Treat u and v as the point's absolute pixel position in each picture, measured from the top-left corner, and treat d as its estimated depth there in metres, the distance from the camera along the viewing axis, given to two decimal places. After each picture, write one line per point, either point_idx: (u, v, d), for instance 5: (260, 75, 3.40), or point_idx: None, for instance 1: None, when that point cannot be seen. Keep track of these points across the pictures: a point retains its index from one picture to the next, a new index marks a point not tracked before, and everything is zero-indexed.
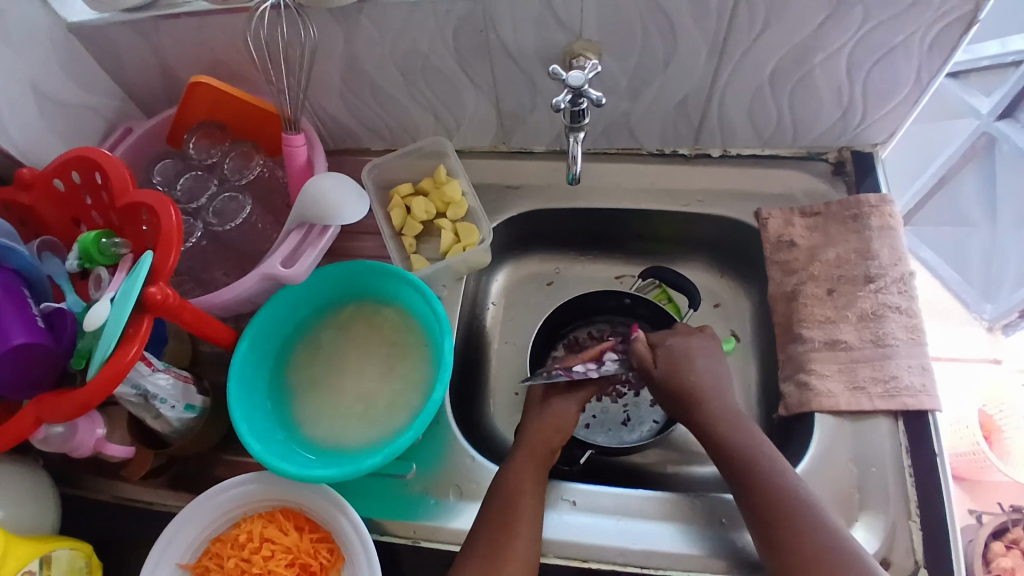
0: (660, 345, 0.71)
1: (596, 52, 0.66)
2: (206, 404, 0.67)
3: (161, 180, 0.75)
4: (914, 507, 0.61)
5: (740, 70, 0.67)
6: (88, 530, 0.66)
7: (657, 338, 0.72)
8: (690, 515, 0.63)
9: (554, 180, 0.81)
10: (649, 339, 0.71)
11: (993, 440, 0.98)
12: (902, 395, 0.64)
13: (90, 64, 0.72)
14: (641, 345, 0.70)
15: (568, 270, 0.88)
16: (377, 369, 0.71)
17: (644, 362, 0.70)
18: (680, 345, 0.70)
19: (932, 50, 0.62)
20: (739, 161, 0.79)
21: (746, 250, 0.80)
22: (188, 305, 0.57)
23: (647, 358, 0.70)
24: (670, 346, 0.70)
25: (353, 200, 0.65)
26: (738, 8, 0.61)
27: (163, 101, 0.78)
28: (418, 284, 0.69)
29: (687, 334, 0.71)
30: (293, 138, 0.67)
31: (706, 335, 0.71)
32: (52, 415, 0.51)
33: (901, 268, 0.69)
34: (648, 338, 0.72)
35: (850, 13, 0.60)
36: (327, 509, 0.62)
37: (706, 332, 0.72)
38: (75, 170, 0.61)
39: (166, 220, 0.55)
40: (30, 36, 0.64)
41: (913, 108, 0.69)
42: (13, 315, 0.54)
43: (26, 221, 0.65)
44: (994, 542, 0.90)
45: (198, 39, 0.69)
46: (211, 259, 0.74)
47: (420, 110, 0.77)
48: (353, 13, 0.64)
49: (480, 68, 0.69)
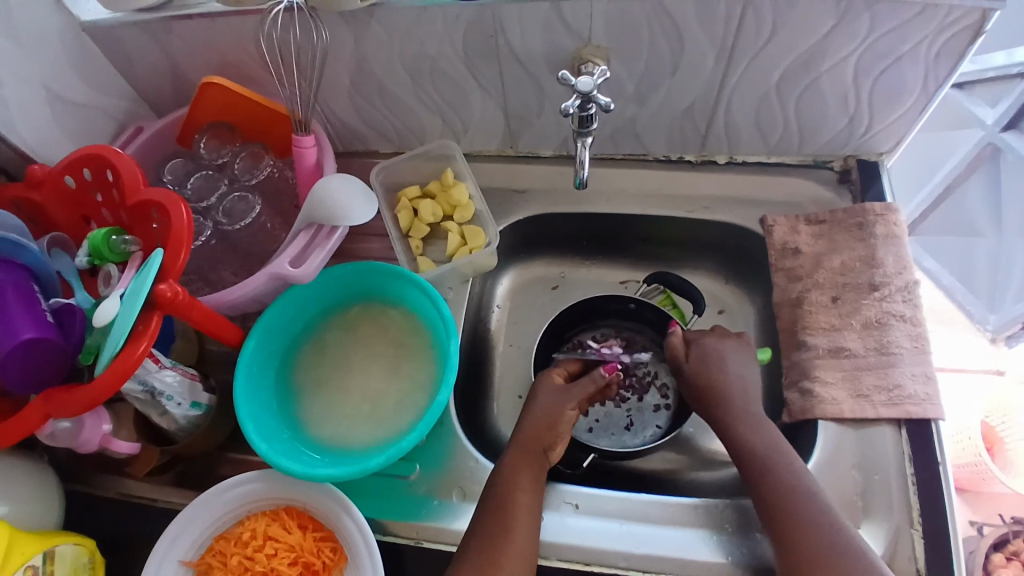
0: (694, 341, 0.72)
1: (604, 57, 0.67)
2: (212, 403, 0.68)
3: (171, 178, 0.75)
4: (917, 515, 0.61)
5: (747, 77, 0.68)
6: (93, 527, 0.66)
7: (692, 335, 0.73)
8: (693, 520, 0.63)
9: (561, 184, 0.82)
10: (684, 335, 0.73)
11: (994, 451, 0.99)
12: (906, 403, 0.65)
13: (102, 63, 0.72)
14: (675, 339, 0.73)
15: (573, 274, 0.88)
16: (383, 369, 0.71)
17: (677, 355, 0.72)
18: (712, 344, 0.71)
19: (938, 59, 0.63)
20: (744, 169, 0.79)
21: (750, 256, 0.81)
22: (197, 303, 0.58)
23: (681, 351, 0.72)
24: (703, 345, 0.72)
25: (361, 202, 0.66)
26: (745, 15, 0.61)
27: (172, 101, 0.79)
28: (424, 286, 0.70)
29: (721, 334, 0.72)
30: (304, 139, 0.68)
31: (740, 339, 0.72)
32: (60, 410, 0.51)
33: (905, 276, 0.70)
34: (684, 334, 0.74)
35: (858, 21, 0.60)
36: (331, 508, 0.62)
37: (743, 338, 0.72)
38: (85, 168, 0.62)
39: (176, 219, 0.55)
40: (43, 35, 0.65)
41: (919, 117, 0.69)
42: (22, 310, 0.55)
43: (36, 219, 0.66)
44: (995, 553, 0.90)
45: (209, 40, 0.70)
46: (219, 258, 0.74)
47: (428, 114, 0.77)
48: (364, 16, 0.64)
49: (489, 72, 0.70)
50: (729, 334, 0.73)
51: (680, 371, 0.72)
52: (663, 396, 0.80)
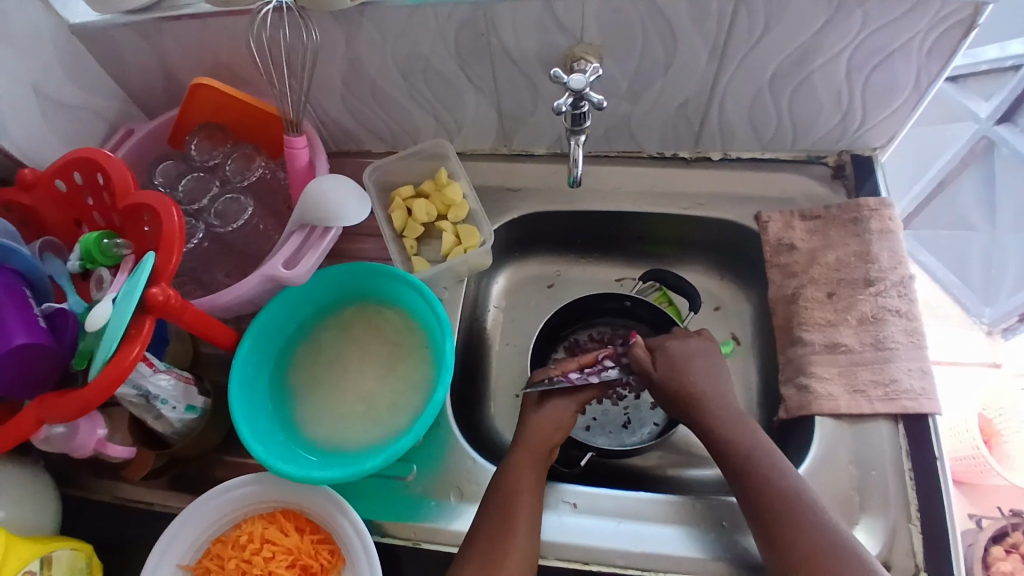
0: (659, 349, 0.71)
1: (596, 55, 0.66)
2: (207, 405, 0.67)
3: (163, 181, 0.75)
4: (914, 510, 0.61)
5: (740, 74, 0.67)
6: (89, 531, 0.66)
7: (655, 342, 0.72)
8: (690, 518, 0.63)
9: (555, 182, 0.82)
10: (647, 344, 0.72)
11: (992, 444, 0.98)
12: (902, 398, 0.65)
13: (92, 64, 0.72)
14: (640, 350, 0.70)
15: (568, 272, 0.88)
16: (378, 369, 0.71)
17: (644, 367, 0.70)
18: (677, 347, 0.70)
19: (931, 55, 0.63)
20: (739, 164, 0.79)
21: (745, 252, 0.81)
22: (190, 306, 0.57)
23: (647, 362, 0.70)
24: (667, 350, 0.71)
25: (355, 201, 0.66)
26: (738, 12, 0.61)
27: (164, 103, 0.78)
28: (418, 285, 0.70)
29: (698, 330, 0.72)
30: (294, 140, 0.67)
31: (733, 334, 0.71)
32: (53, 415, 0.51)
33: (901, 271, 0.70)
34: (646, 342, 0.72)
35: (850, 17, 0.60)
36: (328, 511, 0.62)
37: (704, 334, 0.73)
38: (77, 171, 0.62)
39: (168, 221, 0.55)
40: (32, 37, 0.64)
41: (912, 113, 0.69)
42: (15, 314, 0.54)
43: (27, 222, 0.65)
44: (993, 546, 0.91)
45: (200, 41, 0.69)
46: (213, 260, 0.74)
47: (421, 113, 0.77)
48: (355, 15, 0.64)
49: (481, 71, 0.70)
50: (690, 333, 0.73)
51: (650, 382, 0.70)
52: None
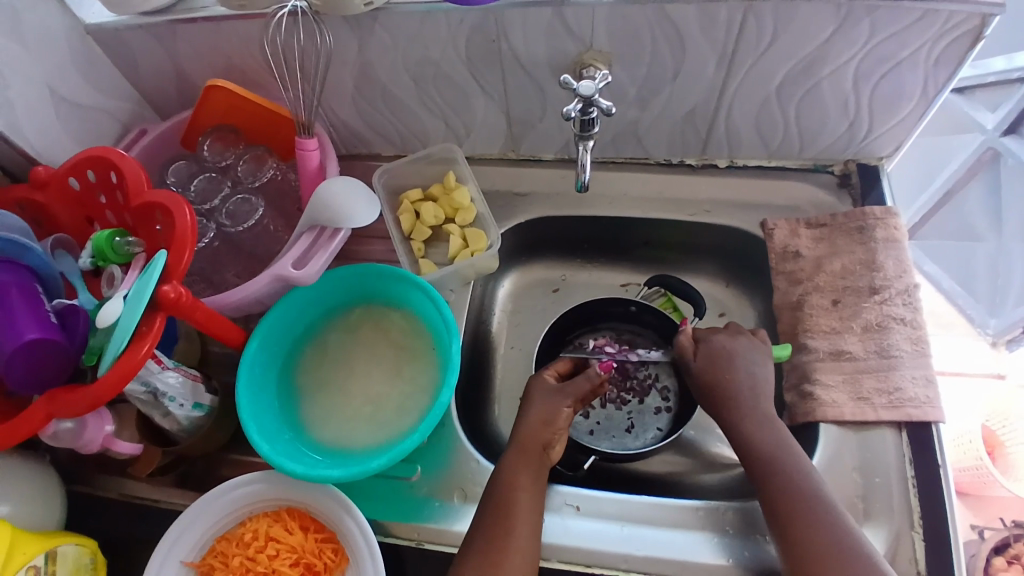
0: (704, 340, 0.71)
1: (605, 62, 0.67)
2: (213, 403, 0.68)
3: (175, 181, 0.75)
4: (917, 518, 0.61)
5: (748, 81, 0.68)
6: (93, 527, 0.66)
7: (702, 334, 0.72)
8: (694, 523, 0.63)
9: (562, 188, 0.82)
10: (695, 334, 0.73)
11: (996, 455, 0.98)
12: (906, 406, 0.65)
13: (106, 65, 0.73)
14: (684, 337, 0.72)
15: (575, 277, 0.89)
16: (384, 370, 0.72)
17: (685, 353, 0.72)
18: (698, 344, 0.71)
19: (938, 65, 0.63)
20: (745, 172, 0.80)
21: (751, 259, 0.81)
22: (201, 304, 0.58)
23: (689, 349, 0.71)
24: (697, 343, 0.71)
25: (365, 204, 0.66)
26: (746, 20, 0.61)
27: (176, 104, 0.79)
28: (425, 287, 0.70)
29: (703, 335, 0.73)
30: (306, 143, 0.68)
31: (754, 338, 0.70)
32: (63, 410, 0.52)
33: (905, 280, 0.70)
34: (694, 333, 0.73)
35: (858, 26, 0.60)
36: (333, 510, 0.62)
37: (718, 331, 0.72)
38: (89, 170, 0.62)
39: (180, 220, 0.55)
40: (48, 37, 0.65)
41: (918, 122, 0.70)
42: (26, 310, 0.55)
43: (39, 220, 0.66)
44: (996, 557, 0.90)
45: (214, 43, 0.70)
46: (222, 260, 0.75)
47: (431, 117, 0.77)
48: (368, 20, 0.65)
49: (491, 76, 0.71)
50: (740, 332, 0.71)
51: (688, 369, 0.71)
52: (664, 399, 0.81)
